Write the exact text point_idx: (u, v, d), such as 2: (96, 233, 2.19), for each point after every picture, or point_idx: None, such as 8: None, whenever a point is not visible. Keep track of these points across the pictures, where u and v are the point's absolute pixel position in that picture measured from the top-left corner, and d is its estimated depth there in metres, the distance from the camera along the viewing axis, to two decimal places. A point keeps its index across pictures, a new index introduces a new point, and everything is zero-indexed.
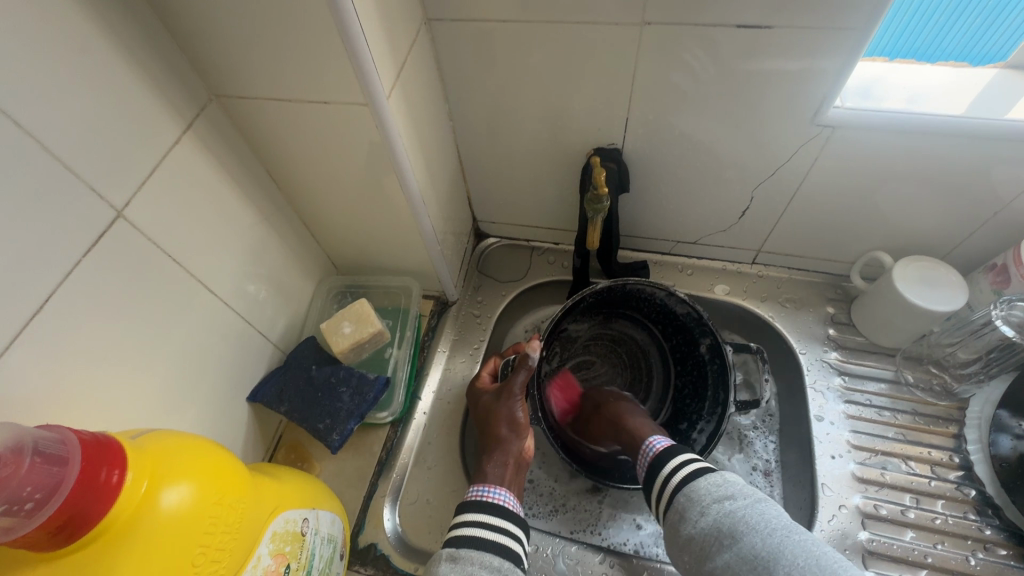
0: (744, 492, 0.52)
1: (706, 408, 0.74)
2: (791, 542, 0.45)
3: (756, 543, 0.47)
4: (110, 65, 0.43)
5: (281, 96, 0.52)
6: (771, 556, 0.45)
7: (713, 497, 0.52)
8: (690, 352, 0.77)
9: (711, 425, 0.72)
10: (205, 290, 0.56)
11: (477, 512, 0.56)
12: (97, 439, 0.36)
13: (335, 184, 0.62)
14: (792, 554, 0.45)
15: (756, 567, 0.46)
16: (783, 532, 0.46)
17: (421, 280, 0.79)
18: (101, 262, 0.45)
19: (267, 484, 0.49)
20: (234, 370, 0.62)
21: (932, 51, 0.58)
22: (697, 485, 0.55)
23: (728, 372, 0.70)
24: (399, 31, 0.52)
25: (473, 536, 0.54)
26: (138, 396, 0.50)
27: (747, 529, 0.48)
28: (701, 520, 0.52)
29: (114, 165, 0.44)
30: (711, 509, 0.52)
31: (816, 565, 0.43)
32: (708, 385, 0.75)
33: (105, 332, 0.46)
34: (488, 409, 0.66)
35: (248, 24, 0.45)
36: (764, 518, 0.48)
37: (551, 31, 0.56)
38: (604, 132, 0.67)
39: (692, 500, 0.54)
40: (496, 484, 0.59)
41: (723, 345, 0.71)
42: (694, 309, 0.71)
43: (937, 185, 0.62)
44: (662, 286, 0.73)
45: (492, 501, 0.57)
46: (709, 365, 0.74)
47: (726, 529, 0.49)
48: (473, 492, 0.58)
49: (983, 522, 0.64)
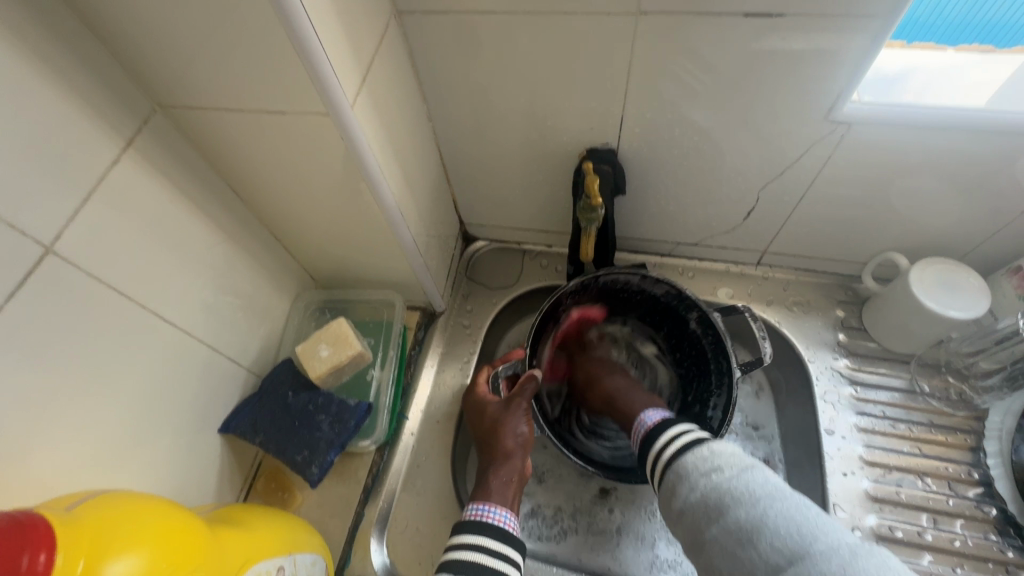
0: (731, 461, 0.48)
1: (714, 382, 0.68)
2: (776, 513, 0.43)
3: (743, 516, 0.44)
4: (28, 80, 0.37)
5: (233, 106, 0.46)
6: (759, 530, 0.43)
7: (700, 471, 0.49)
8: (684, 328, 0.71)
9: (724, 398, 0.66)
10: (162, 321, 0.52)
11: (475, 533, 0.50)
12: (14, 521, 0.31)
13: (304, 197, 0.57)
14: (776, 525, 0.43)
15: (744, 541, 0.43)
16: (767, 504, 0.44)
17: (404, 292, 0.74)
18: (31, 304, 0.40)
19: (233, 538, 0.45)
20: (202, 401, 0.58)
21: (935, 21, 0.49)
22: (686, 460, 0.51)
23: (723, 340, 0.64)
24: (363, 27, 0.46)
25: (474, 562, 0.48)
26: (89, 443, 0.46)
27: (733, 502, 0.45)
28: (691, 496, 0.48)
29: (38, 196, 0.39)
30: (700, 483, 0.48)
31: (801, 537, 0.41)
32: (709, 359, 0.68)
33: (44, 380, 0.42)
34: (493, 421, 0.61)
35: (184, 28, 0.40)
36: (750, 491, 0.45)
37: (535, 23, 0.51)
38: (597, 132, 0.61)
39: (681, 475, 0.50)
40: (500, 505, 0.53)
41: (712, 315, 0.64)
42: (671, 285, 0.66)
43: (960, 182, 0.57)
44: (635, 270, 0.67)
45: (492, 522, 0.51)
46: (703, 338, 0.68)
47: (714, 503, 0.46)
48: (469, 511, 0.53)
49: (1004, 543, 0.61)
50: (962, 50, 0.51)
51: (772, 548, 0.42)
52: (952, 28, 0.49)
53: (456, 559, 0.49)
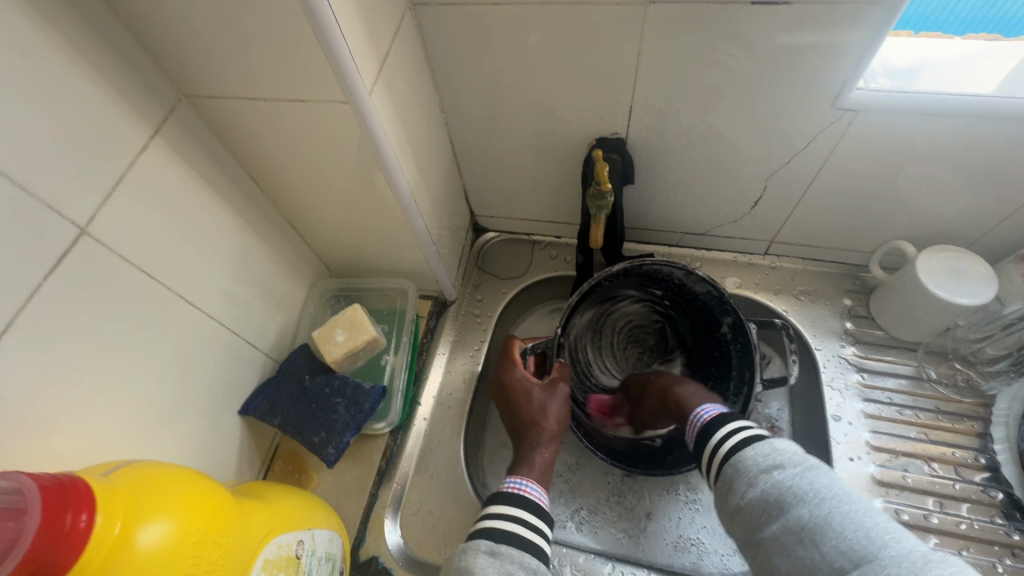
0: (795, 460, 0.48)
1: (732, 388, 0.69)
2: (842, 516, 0.42)
3: (806, 515, 0.43)
4: (63, 69, 0.39)
5: (255, 95, 0.48)
6: (821, 530, 0.42)
7: (761, 466, 0.48)
8: (710, 331, 0.72)
9: (738, 406, 0.67)
10: (186, 304, 0.54)
11: (511, 507, 0.52)
12: (58, 482, 0.33)
13: (321, 186, 0.59)
14: (843, 528, 0.41)
15: (805, 541, 0.43)
16: (833, 505, 0.43)
17: (417, 281, 0.76)
18: (66, 282, 0.42)
19: (256, 510, 0.47)
20: (222, 384, 0.60)
21: (944, 16, 0.51)
22: (746, 455, 0.50)
23: (752, 350, 0.65)
24: (380, 18, 0.48)
25: (513, 532, 0.50)
26: (117, 420, 0.48)
27: (795, 500, 0.44)
28: (749, 490, 0.48)
29: (71, 181, 0.41)
30: (760, 478, 0.48)
31: (868, 541, 0.40)
32: (731, 365, 0.70)
33: (75, 357, 0.44)
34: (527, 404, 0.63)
35: (210, 19, 0.41)
36: (815, 489, 0.44)
37: (546, 14, 0.52)
38: (605, 122, 0.63)
39: (739, 470, 0.50)
40: (531, 479, 0.56)
41: (747, 323, 0.65)
42: (715, 287, 0.66)
43: (965, 170, 0.57)
44: (682, 265, 0.67)
45: (528, 499, 0.53)
46: (732, 345, 0.69)
47: (774, 500, 0.46)
48: (507, 484, 0.55)
49: (1010, 527, 0.62)
50: (967, 38, 0.54)
51: (835, 549, 0.41)
52: (967, 21, 0.52)
53: (493, 526, 0.50)
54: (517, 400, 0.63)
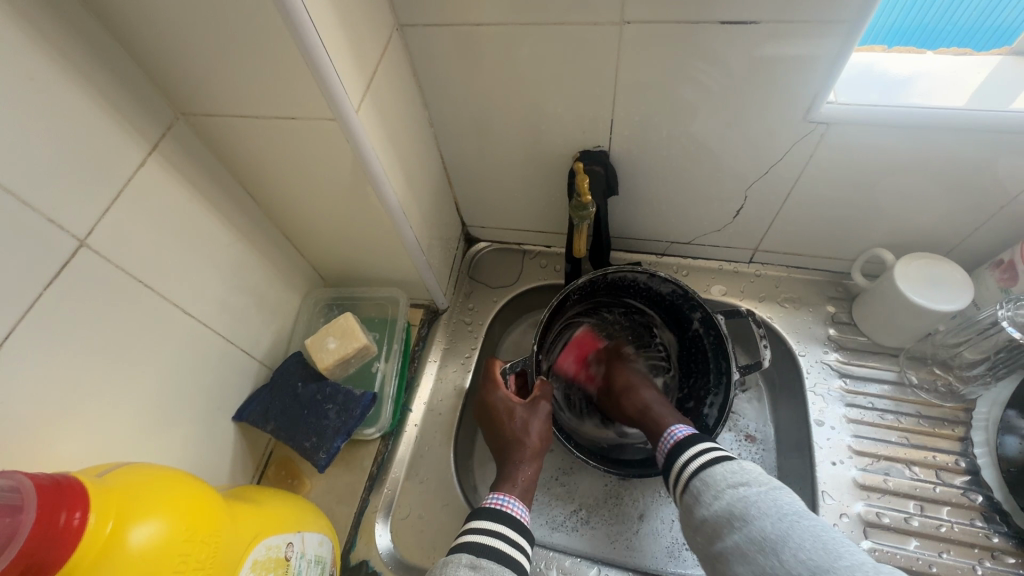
0: (760, 479, 0.52)
1: (712, 381, 0.71)
2: (801, 529, 0.47)
3: (767, 527, 0.48)
4: (63, 90, 0.42)
5: (248, 113, 0.50)
6: (784, 541, 0.47)
7: (728, 482, 0.53)
8: (685, 328, 0.74)
9: (721, 397, 0.69)
10: (182, 314, 0.55)
11: (495, 522, 0.54)
12: (54, 482, 0.35)
13: (312, 199, 0.61)
14: (802, 539, 0.46)
15: (766, 550, 0.47)
16: (793, 518, 0.48)
17: (409, 290, 0.78)
18: (66, 292, 0.44)
19: (246, 513, 0.48)
20: (217, 390, 0.61)
21: (941, 25, 0.53)
22: (714, 471, 0.54)
23: (724, 342, 0.67)
24: (366, 39, 0.50)
25: (494, 547, 0.52)
26: (114, 425, 0.50)
27: (758, 514, 0.49)
28: (715, 504, 0.52)
29: (72, 195, 0.44)
30: (726, 493, 0.52)
31: (826, 552, 0.45)
32: (708, 358, 0.71)
33: (73, 364, 0.45)
34: (508, 426, 0.64)
35: (205, 42, 0.44)
36: (777, 504, 0.49)
37: (527, 33, 0.54)
38: (588, 135, 0.65)
39: (707, 484, 0.54)
40: (513, 496, 0.58)
41: (715, 316, 0.67)
42: (678, 285, 0.68)
43: (939, 178, 0.59)
44: (643, 268, 0.69)
45: (510, 514, 0.56)
46: (705, 338, 0.71)
47: (739, 513, 0.50)
48: (490, 499, 0.57)
49: (990, 529, 0.63)
50: (941, 53, 0.56)
51: (795, 559, 0.45)
52: (961, 33, 0.54)
53: (475, 540, 0.53)
54: (500, 418, 0.65)
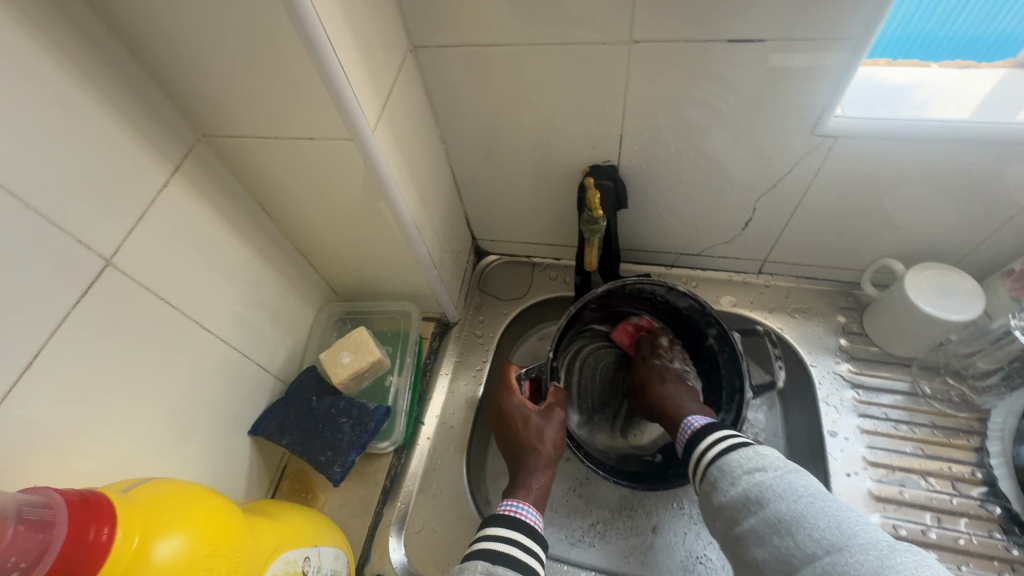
0: (776, 462, 0.52)
1: (724, 399, 0.71)
2: (816, 510, 0.47)
3: (782, 509, 0.48)
4: (92, 117, 0.43)
5: (266, 134, 0.52)
6: (798, 523, 0.46)
7: (743, 468, 0.53)
8: (699, 344, 0.74)
9: (732, 415, 0.69)
10: (201, 330, 0.56)
11: (510, 528, 0.55)
12: (82, 498, 0.36)
13: (326, 215, 0.62)
14: (816, 520, 0.46)
15: (782, 531, 0.47)
16: (809, 500, 0.47)
17: (420, 304, 0.79)
18: (93, 309, 0.45)
19: (264, 528, 0.48)
20: (234, 405, 0.62)
21: (941, 35, 0.53)
22: (729, 458, 0.54)
23: (739, 360, 0.67)
24: (380, 62, 0.51)
25: (508, 553, 0.52)
26: (135, 441, 0.51)
27: (774, 498, 0.49)
28: (732, 489, 0.52)
29: (98, 217, 0.45)
30: (742, 479, 0.52)
31: (840, 531, 0.44)
32: (722, 375, 0.72)
33: (97, 380, 0.46)
34: (522, 433, 0.64)
35: (227, 68, 0.45)
36: (793, 487, 0.49)
37: (537, 52, 0.55)
38: (597, 150, 0.66)
39: (723, 471, 0.54)
40: (526, 503, 0.58)
41: (731, 334, 0.67)
42: (697, 300, 0.68)
43: (949, 190, 0.59)
44: (662, 281, 0.69)
45: (524, 520, 0.56)
46: (720, 355, 0.71)
47: (754, 496, 0.50)
48: (504, 507, 0.57)
49: (1009, 541, 0.62)
50: (944, 65, 0.56)
51: (810, 539, 0.45)
52: (960, 41, 0.53)
53: (489, 546, 0.53)
54: (514, 425, 0.65)
